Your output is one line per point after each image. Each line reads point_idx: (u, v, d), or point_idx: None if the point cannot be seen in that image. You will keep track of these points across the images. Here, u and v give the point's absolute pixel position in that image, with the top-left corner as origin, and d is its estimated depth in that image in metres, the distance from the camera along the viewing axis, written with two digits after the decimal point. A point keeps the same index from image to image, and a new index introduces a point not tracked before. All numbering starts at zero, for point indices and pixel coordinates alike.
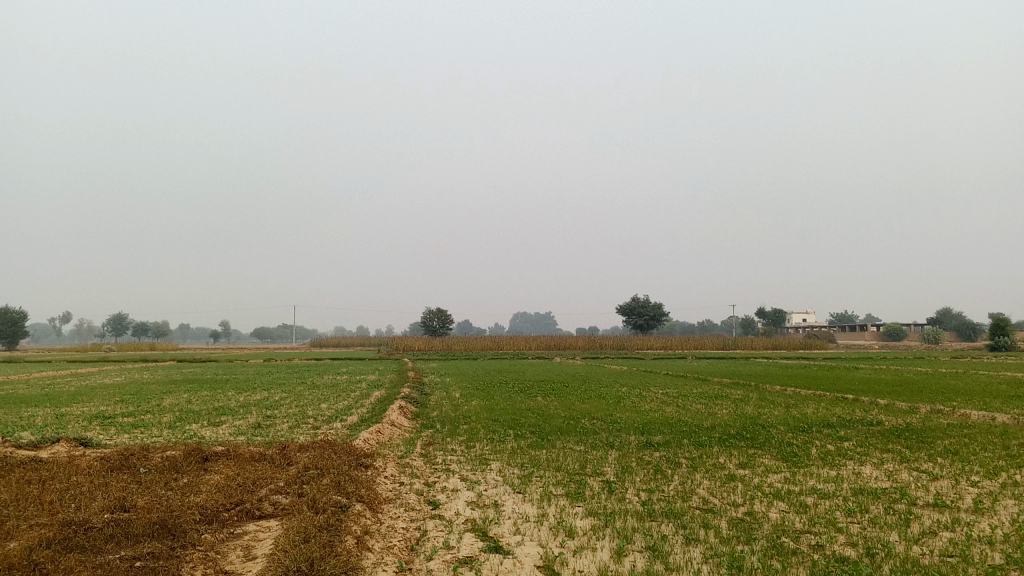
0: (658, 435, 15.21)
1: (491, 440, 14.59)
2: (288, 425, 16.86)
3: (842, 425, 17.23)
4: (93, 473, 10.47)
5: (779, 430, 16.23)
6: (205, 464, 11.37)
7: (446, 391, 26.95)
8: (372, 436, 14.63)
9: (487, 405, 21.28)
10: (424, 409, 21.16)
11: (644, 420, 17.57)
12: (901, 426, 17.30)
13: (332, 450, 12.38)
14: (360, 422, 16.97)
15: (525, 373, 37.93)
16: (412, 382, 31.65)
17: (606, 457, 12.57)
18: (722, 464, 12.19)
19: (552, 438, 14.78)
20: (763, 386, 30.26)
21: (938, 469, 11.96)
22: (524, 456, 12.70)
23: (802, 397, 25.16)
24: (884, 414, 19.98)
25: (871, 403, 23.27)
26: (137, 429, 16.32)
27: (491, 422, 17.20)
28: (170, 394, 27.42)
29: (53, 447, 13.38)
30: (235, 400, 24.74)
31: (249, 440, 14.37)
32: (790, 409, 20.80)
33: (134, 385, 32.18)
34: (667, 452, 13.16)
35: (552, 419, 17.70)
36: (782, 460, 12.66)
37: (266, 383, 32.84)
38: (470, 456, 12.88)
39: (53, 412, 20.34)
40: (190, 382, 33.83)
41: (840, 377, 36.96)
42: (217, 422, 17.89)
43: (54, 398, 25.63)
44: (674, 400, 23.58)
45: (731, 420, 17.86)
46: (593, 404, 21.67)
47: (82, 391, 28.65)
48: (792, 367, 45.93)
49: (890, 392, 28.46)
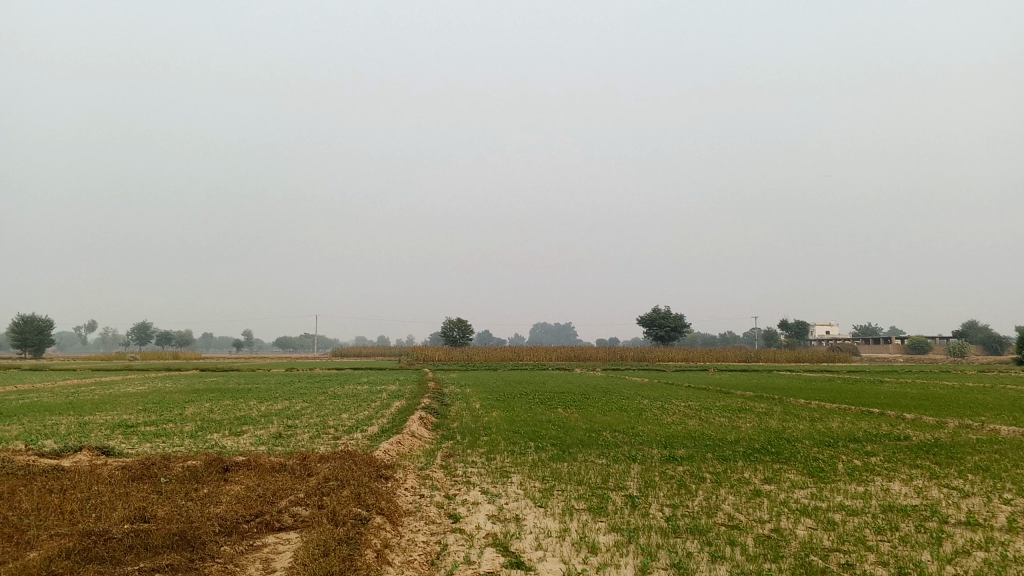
0: (680, 449, 15.05)
1: (512, 452, 14.49)
2: (309, 435, 16.83)
3: (869, 440, 16.96)
4: (114, 482, 10.48)
5: (804, 445, 15.99)
6: (226, 474, 11.35)
7: (468, 402, 26.85)
8: (392, 447, 14.57)
9: (508, 417, 21.15)
10: (445, 419, 21.08)
11: (667, 433, 17.38)
12: (929, 441, 17.00)
13: (353, 461, 12.31)
14: (380, 433, 16.93)
15: (546, 384, 37.72)
16: (433, 393, 31.57)
17: (629, 471, 12.42)
18: (747, 479, 12.01)
19: (573, 450, 14.66)
20: (787, 399, 29.95)
21: (969, 486, 11.72)
22: (545, 469, 12.56)
23: (827, 411, 24.85)
24: (911, 428, 19.67)
25: (898, 417, 22.92)
26: (159, 439, 16.35)
27: (511, 434, 17.08)
28: (192, 403, 27.52)
29: (76, 455, 13.44)
30: (257, 409, 24.78)
31: (270, 450, 14.37)
32: (815, 423, 20.50)
33: (157, 394, 32.37)
34: (691, 467, 12.98)
35: (573, 432, 17.54)
36: (808, 475, 12.45)
37: (288, 393, 32.91)
38: (491, 468, 12.77)
39: (77, 421, 20.45)
40: (213, 391, 33.99)
41: (865, 390, 36.50)
42: (238, 431, 17.89)
43: (78, 406, 25.81)
44: (697, 413, 23.34)
45: (755, 434, 17.62)
46: (615, 417, 21.48)
47: (106, 400, 28.83)
48: (817, 380, 45.40)
49: (916, 406, 28.06)
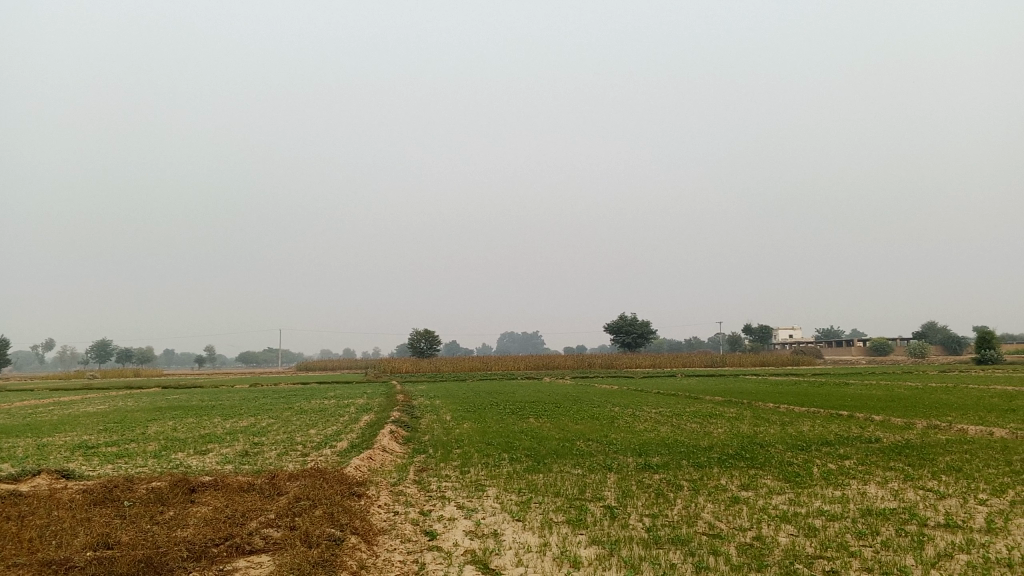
0: (655, 457, 14.95)
1: (486, 464, 14.27)
2: (277, 452, 16.47)
3: (841, 443, 17.00)
4: (75, 507, 10.09)
5: (777, 449, 15.99)
6: (192, 495, 11.01)
7: (438, 414, 26.54)
8: (363, 462, 14.27)
9: (480, 428, 20.89)
10: (416, 433, 20.79)
11: (640, 441, 17.29)
12: (899, 442, 17.09)
13: (324, 478, 12.02)
14: (350, 448, 16.62)
15: (515, 394, 37.51)
16: (403, 405, 31.26)
17: (605, 481, 12.28)
18: (724, 486, 11.93)
19: (548, 461, 14.48)
20: (756, 404, 30.06)
21: (943, 488, 11.74)
22: (521, 481, 12.38)
23: (796, 414, 24.95)
24: (881, 430, 19.77)
25: (866, 419, 23.08)
26: (122, 460, 15.88)
27: (484, 446, 16.87)
28: (155, 422, 26.88)
29: (35, 480, 12.97)
30: (222, 427, 24.26)
31: (238, 468, 14.01)
32: (787, 427, 20.55)
33: (118, 413, 31.58)
34: (667, 475, 12.88)
35: (546, 442, 17.37)
36: (784, 480, 12.40)
37: (254, 409, 32.37)
38: (466, 482, 12.54)
39: (36, 443, 19.82)
40: (177, 408, 33.32)
41: (832, 393, 36.81)
42: (204, 450, 17.46)
43: (37, 428, 25.07)
44: (668, 419, 23.30)
45: (728, 439, 17.60)
46: (587, 425, 21.32)
47: (66, 421, 28.06)
48: (785, 383, 45.70)
49: (883, 407, 28.34)
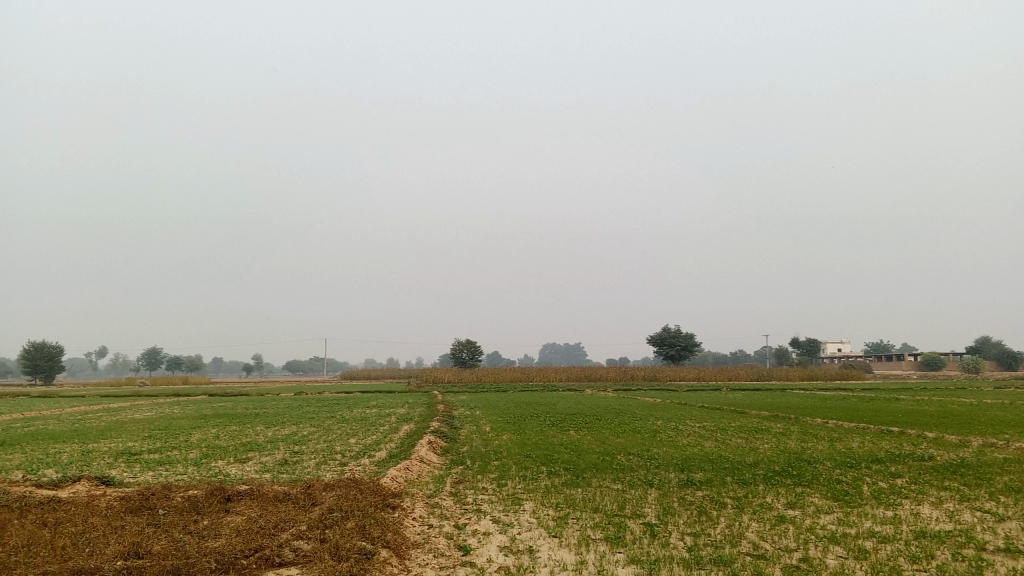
0: (698, 472, 14.54)
1: (523, 477, 14.03)
2: (315, 461, 16.40)
3: (891, 461, 16.41)
4: (110, 514, 10.07)
5: (826, 466, 15.49)
6: (226, 505, 10.92)
7: (478, 425, 26.38)
8: (400, 474, 14.10)
9: (520, 440, 20.60)
10: (455, 444, 20.58)
11: (683, 456, 16.91)
12: (954, 461, 16.45)
13: (359, 489, 11.88)
14: (388, 458, 16.48)
15: (557, 406, 37.07)
16: (443, 416, 31.09)
17: (646, 497, 11.95)
18: (769, 504, 11.52)
19: (587, 475, 14.17)
20: (804, 419, 29.32)
21: (1002, 510, 11.19)
22: (558, 496, 12.11)
23: (845, 431, 24.23)
24: (934, 448, 19.07)
25: (918, 436, 22.31)
26: (163, 467, 15.96)
27: (523, 458, 16.61)
28: (198, 429, 27.05)
29: (75, 486, 13.03)
30: (263, 435, 24.35)
31: (274, 478, 13.95)
32: (835, 444, 19.94)
33: (162, 420, 31.88)
34: (710, 491, 12.51)
35: (586, 455, 17.05)
36: (832, 499, 11.95)
37: (295, 417, 32.46)
38: (502, 495, 12.32)
39: (81, 449, 20.05)
40: (220, 417, 33.50)
41: (883, 408, 35.88)
42: (244, 458, 17.48)
43: (83, 434, 25.37)
44: (712, 434, 22.76)
45: (774, 455, 17.13)
46: (629, 439, 20.92)
47: (112, 427, 28.41)
48: (832, 398, 44.56)
49: (936, 424, 27.42)
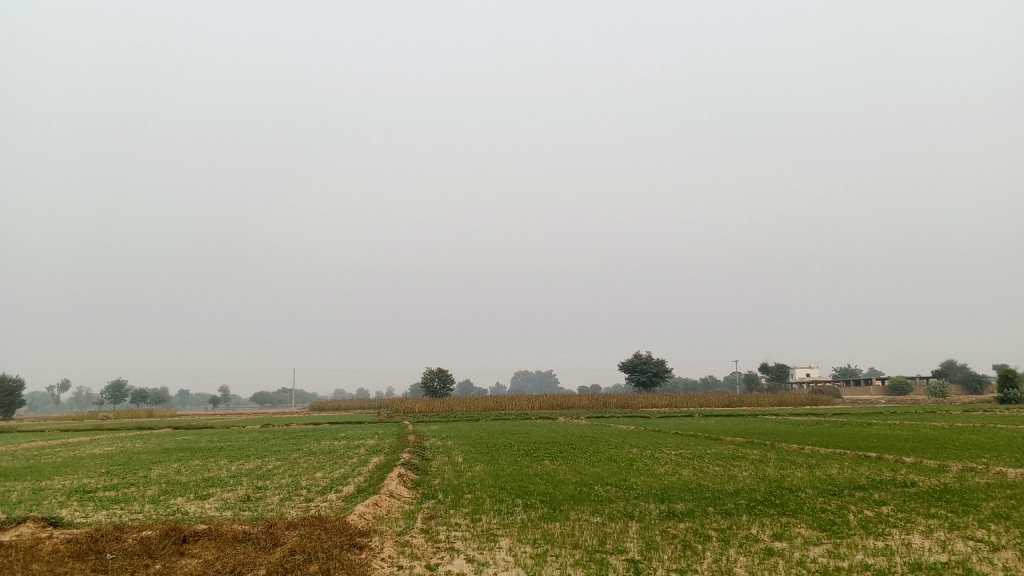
0: (679, 503, 14.05)
1: (498, 512, 13.43)
2: (279, 497, 15.68)
3: (875, 488, 16.00)
4: (52, 560, 9.32)
5: (808, 494, 15.09)
6: (181, 546, 10.19)
7: (450, 456, 25.65)
8: (369, 510, 13.44)
9: (492, 472, 19.92)
10: (426, 476, 19.85)
11: (663, 485, 16.39)
12: (937, 486, 16.08)
13: (324, 528, 11.21)
14: (357, 493, 15.80)
15: (529, 434, 36.41)
16: (414, 446, 30.27)
17: (627, 531, 11.39)
18: (756, 536, 11.05)
19: (565, 508, 13.60)
20: (780, 445, 28.90)
21: (995, 538, 10.77)
22: (535, 531, 11.52)
23: (822, 456, 23.97)
24: (914, 473, 18.72)
25: (896, 461, 22.04)
26: (118, 506, 15.13)
27: (497, 491, 15.99)
28: (158, 464, 26.02)
29: (20, 528, 12.18)
30: (227, 469, 23.46)
31: (235, 516, 13.20)
32: (814, 470, 19.58)
33: (122, 455, 30.71)
34: (693, 524, 12.00)
35: (562, 486, 16.45)
36: (819, 529, 11.52)
37: (261, 451, 31.46)
38: (477, 532, 11.71)
39: (32, 487, 19.05)
40: (184, 451, 32.38)
41: (856, 433, 35.57)
42: (204, 495, 16.67)
43: (36, 470, 24.26)
44: (690, 462, 22.33)
45: (754, 483, 16.69)
46: (605, 468, 20.35)
47: (69, 463, 27.25)
48: (806, 424, 44.18)
49: (912, 448, 27.23)
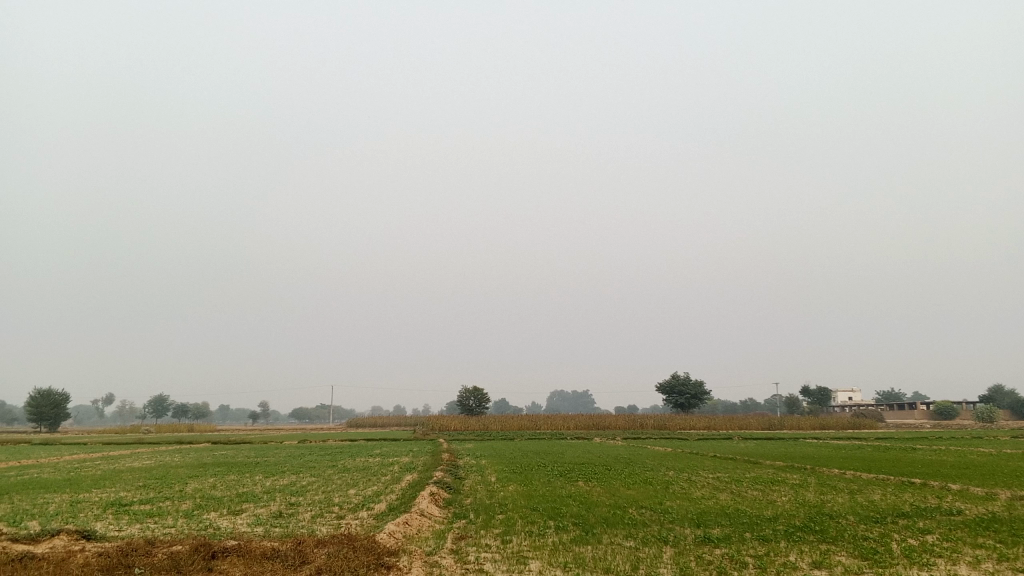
0: (716, 527, 13.73)
1: (530, 533, 13.23)
2: (311, 514, 15.66)
3: (919, 516, 15.50)
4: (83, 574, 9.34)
5: (849, 521, 14.66)
6: (209, 562, 10.16)
7: (483, 475, 25.49)
8: (399, 529, 13.33)
9: (525, 492, 19.70)
10: (458, 495, 19.70)
11: (700, 509, 16.05)
12: (985, 515, 15.52)
13: (353, 546, 11.11)
14: (388, 511, 15.70)
15: (564, 455, 36.03)
16: (447, 465, 30.13)
17: (661, 556, 11.13)
18: (794, 564, 10.72)
19: (598, 531, 13.36)
20: (820, 470, 28.27)
21: None
22: (566, 554, 11.30)
23: (864, 482, 23.38)
24: (960, 501, 18.13)
25: (941, 488, 21.41)
26: (152, 520, 15.21)
27: (530, 511, 15.79)
28: (194, 479, 26.18)
29: (53, 541, 12.27)
30: (261, 485, 23.50)
31: (266, 533, 13.20)
32: (855, 496, 19.06)
33: (159, 469, 30.98)
34: (729, 550, 11.70)
35: (596, 508, 16.19)
36: (861, 558, 11.15)
37: (296, 467, 31.53)
38: (507, 553, 11.53)
39: (70, 500, 19.26)
40: (220, 466, 32.57)
41: (900, 458, 34.67)
42: (237, 510, 16.70)
43: (76, 483, 24.53)
44: (727, 486, 21.91)
45: (793, 509, 16.28)
46: (640, 491, 20.00)
47: (108, 476, 27.54)
48: (848, 448, 43.22)
49: (958, 474, 26.45)
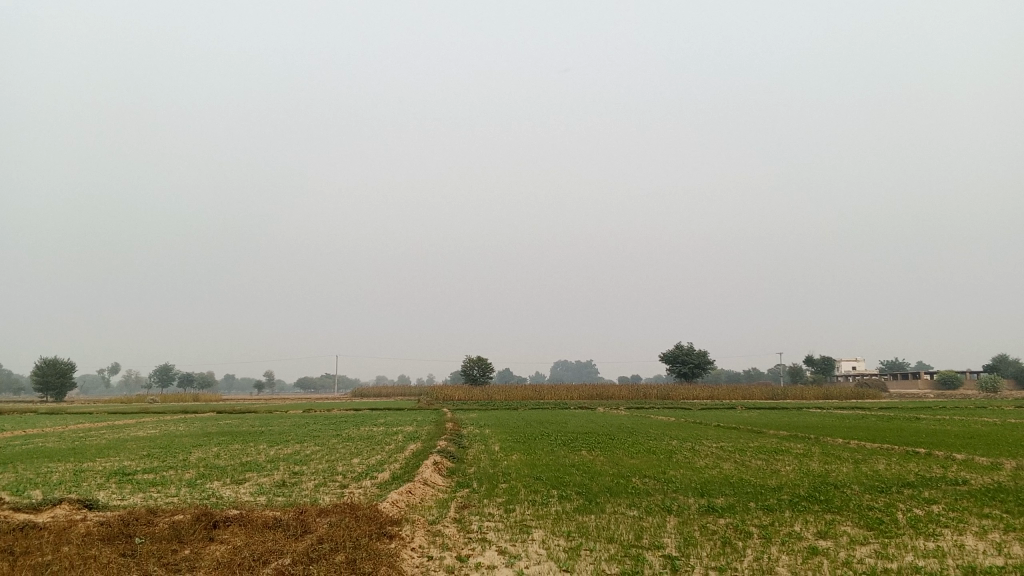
0: (719, 497, 13.66)
1: (534, 502, 13.15)
2: (313, 483, 15.62)
3: (924, 485, 15.41)
4: (82, 544, 9.28)
5: (854, 491, 14.58)
6: (211, 532, 10.08)
7: (486, 445, 25.46)
8: (402, 498, 13.25)
9: (529, 461, 19.60)
10: (461, 465, 19.65)
11: (703, 479, 15.97)
12: (990, 485, 15.41)
13: (354, 516, 11.03)
14: (391, 480, 15.64)
15: (567, 424, 36.00)
16: (451, 434, 30.14)
17: (665, 526, 11.05)
18: (799, 534, 10.62)
19: (601, 501, 13.25)
20: (824, 439, 28.27)
21: None
22: (570, 523, 11.24)
23: (868, 452, 23.35)
24: (964, 470, 18.07)
25: (945, 458, 21.35)
26: (154, 489, 15.18)
27: (533, 481, 15.74)
28: (198, 448, 26.18)
29: (53, 510, 12.22)
30: (265, 454, 23.50)
31: (268, 502, 13.12)
32: (860, 466, 19.00)
33: (164, 438, 31.02)
34: (734, 519, 11.61)
35: (599, 478, 16.13)
36: (866, 528, 11.04)
37: (300, 436, 31.58)
38: (510, 523, 11.44)
39: (73, 469, 19.25)
40: (224, 435, 32.59)
41: (904, 428, 34.58)
42: (239, 479, 16.69)
43: (79, 452, 24.51)
44: (730, 455, 21.86)
45: (798, 479, 16.17)
46: (643, 460, 19.96)
47: (112, 445, 27.56)
48: (850, 418, 43.26)
49: (962, 444, 26.38)
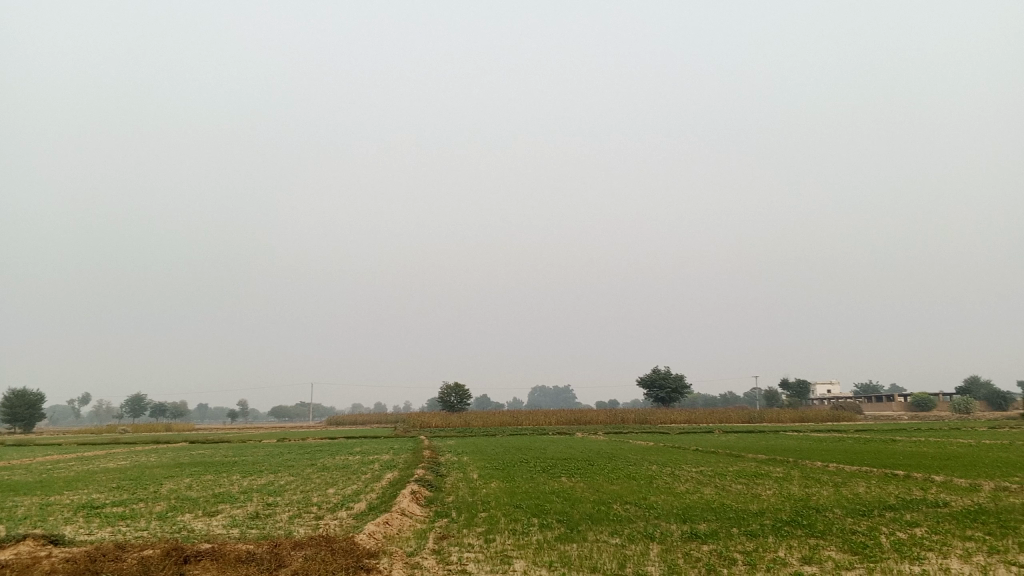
0: (701, 523, 13.51)
1: (514, 531, 12.92)
2: (289, 514, 15.28)
3: (905, 508, 15.35)
4: None
5: (836, 515, 14.48)
6: (181, 567, 9.75)
7: (464, 473, 25.08)
8: (379, 529, 12.95)
9: (508, 489, 19.36)
10: (440, 493, 19.34)
11: (684, 504, 15.80)
12: (970, 507, 15.39)
13: (330, 548, 10.74)
14: (368, 511, 15.33)
15: (546, 450, 35.66)
16: (429, 462, 29.73)
17: (647, 554, 10.86)
18: (783, 560, 10.47)
19: (583, 529, 13.03)
20: (803, 462, 28.24)
21: None
22: (551, 552, 11.04)
23: (847, 474, 23.32)
24: (944, 492, 18.06)
25: (924, 479, 21.36)
26: (124, 523, 14.75)
27: (513, 509, 15.50)
28: (169, 479, 25.61)
29: (18, 547, 11.80)
30: (239, 485, 23.03)
31: (241, 534, 12.78)
32: (841, 489, 18.91)
33: (134, 470, 30.31)
34: (717, 546, 11.46)
35: (580, 505, 15.90)
36: (851, 553, 10.92)
37: (274, 466, 30.96)
38: (490, 553, 11.22)
39: (40, 503, 18.73)
40: (197, 466, 31.90)
41: (881, 450, 34.66)
42: (212, 511, 16.28)
43: (46, 486, 23.85)
44: (711, 480, 21.71)
45: (779, 503, 16.05)
46: (624, 486, 19.78)
47: (81, 478, 26.88)
48: (828, 441, 43.29)
49: (941, 466, 26.43)
